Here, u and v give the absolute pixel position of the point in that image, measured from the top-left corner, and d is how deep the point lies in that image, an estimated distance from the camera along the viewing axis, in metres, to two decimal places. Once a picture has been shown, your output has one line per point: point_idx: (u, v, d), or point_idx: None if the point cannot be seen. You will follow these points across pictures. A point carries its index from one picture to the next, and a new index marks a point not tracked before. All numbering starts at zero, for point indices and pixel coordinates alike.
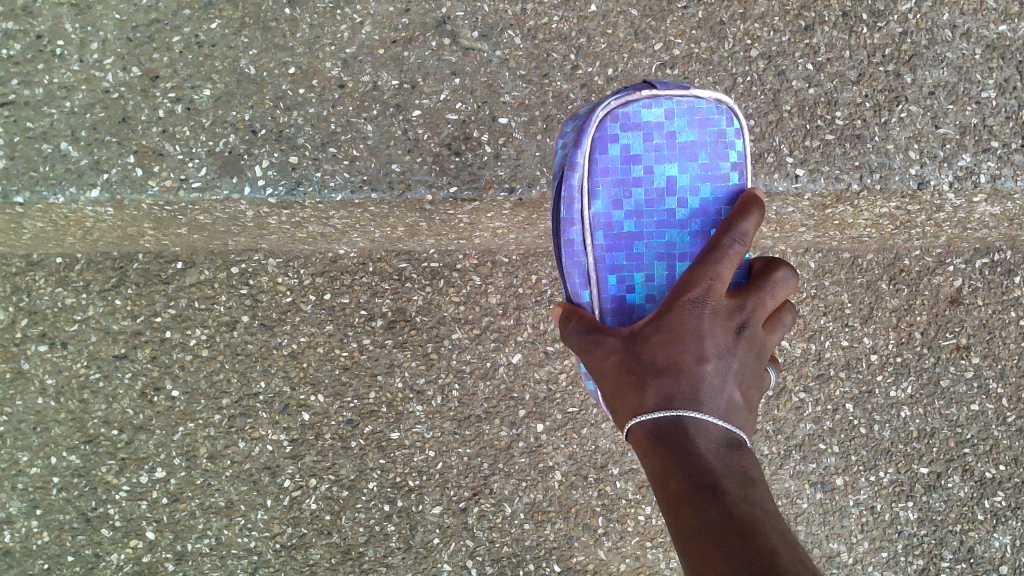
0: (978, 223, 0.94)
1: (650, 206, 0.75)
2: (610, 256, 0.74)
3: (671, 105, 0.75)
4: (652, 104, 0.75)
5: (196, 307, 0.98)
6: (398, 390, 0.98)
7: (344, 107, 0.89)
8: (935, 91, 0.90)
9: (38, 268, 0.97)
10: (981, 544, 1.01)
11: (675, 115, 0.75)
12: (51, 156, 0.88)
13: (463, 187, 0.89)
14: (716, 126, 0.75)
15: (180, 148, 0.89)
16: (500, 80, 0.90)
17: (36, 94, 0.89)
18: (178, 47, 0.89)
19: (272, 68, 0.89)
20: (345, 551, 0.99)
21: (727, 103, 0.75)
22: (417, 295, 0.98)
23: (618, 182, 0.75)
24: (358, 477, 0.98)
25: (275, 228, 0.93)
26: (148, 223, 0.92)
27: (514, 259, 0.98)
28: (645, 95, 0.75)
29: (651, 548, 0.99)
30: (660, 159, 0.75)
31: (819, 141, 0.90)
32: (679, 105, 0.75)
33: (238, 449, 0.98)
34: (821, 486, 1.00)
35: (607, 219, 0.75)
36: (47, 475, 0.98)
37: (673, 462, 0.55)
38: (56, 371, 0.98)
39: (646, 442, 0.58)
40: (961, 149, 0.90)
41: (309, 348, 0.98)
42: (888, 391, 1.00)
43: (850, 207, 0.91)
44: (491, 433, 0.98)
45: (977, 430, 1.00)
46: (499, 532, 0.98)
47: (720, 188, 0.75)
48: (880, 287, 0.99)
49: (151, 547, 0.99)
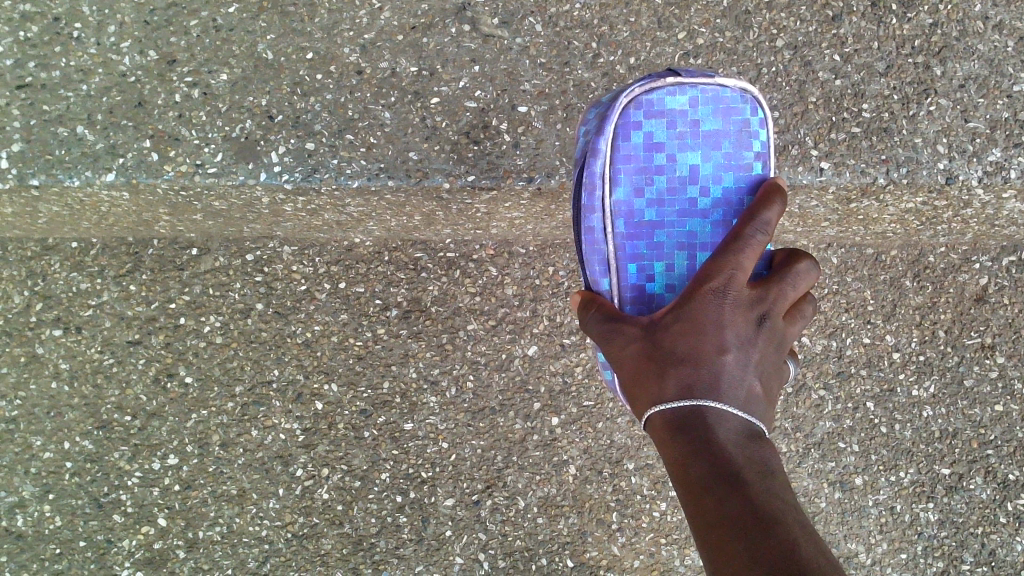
0: (1007, 220, 0.92)
1: (671, 194, 0.73)
2: (631, 244, 0.73)
3: (696, 92, 0.73)
4: (676, 91, 0.73)
5: (211, 294, 0.97)
6: (412, 381, 0.98)
7: (362, 93, 0.88)
8: (965, 85, 0.88)
9: (53, 253, 0.97)
10: (1003, 547, 0.99)
11: (699, 103, 0.73)
12: (67, 139, 0.88)
13: (481, 176, 0.88)
14: (741, 114, 0.73)
15: (196, 133, 0.88)
16: (520, 68, 0.88)
17: (53, 77, 0.89)
18: (196, 31, 0.89)
19: (289, 53, 0.89)
20: (357, 542, 0.98)
21: (752, 92, 0.73)
22: (434, 285, 0.97)
23: (640, 169, 0.74)
24: (371, 467, 0.98)
25: (291, 215, 0.92)
26: (163, 208, 0.91)
27: (531, 250, 0.96)
28: (669, 82, 0.73)
29: (666, 544, 0.98)
30: (684, 147, 0.73)
31: (845, 133, 0.88)
32: (703, 92, 0.73)
33: (251, 437, 0.98)
34: (840, 485, 0.99)
35: (628, 206, 0.74)
36: (61, 459, 0.98)
37: (692, 452, 0.54)
38: (71, 356, 0.98)
39: (665, 432, 0.57)
40: (992, 144, 0.88)
41: (324, 337, 0.98)
42: (910, 390, 0.98)
43: (876, 202, 0.89)
44: (505, 425, 0.97)
45: (1001, 430, 0.98)
46: (512, 526, 0.97)
47: (745, 178, 0.73)
48: (904, 284, 0.97)
49: (163, 534, 0.98)
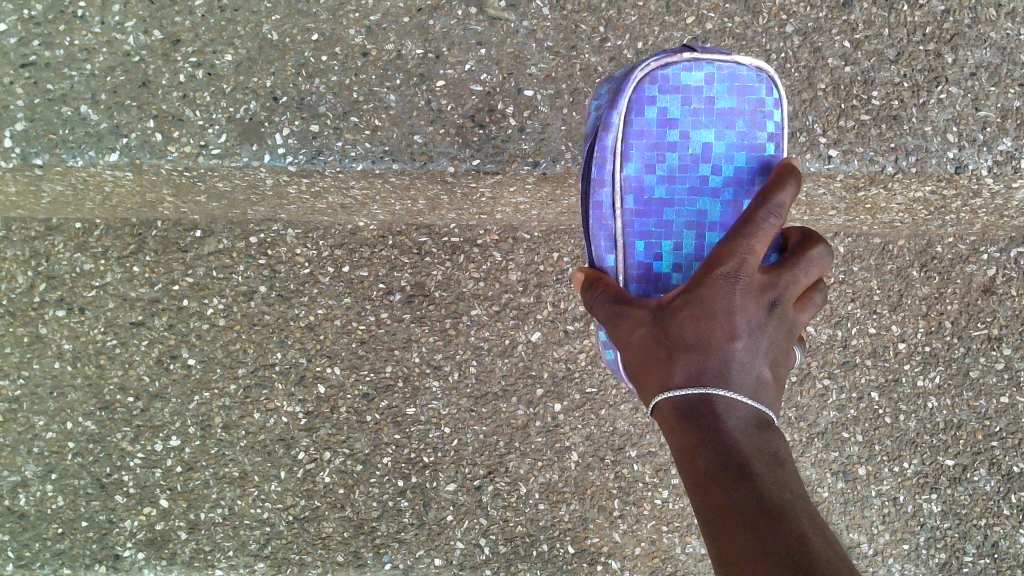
0: (1015, 210, 0.91)
1: (683, 170, 0.73)
2: (638, 220, 0.72)
3: (712, 69, 0.73)
4: (693, 67, 0.73)
5: (214, 276, 0.97)
6: (415, 365, 0.97)
7: (367, 76, 0.88)
8: (977, 73, 0.87)
9: (57, 233, 0.97)
10: (1006, 539, 0.98)
11: (715, 80, 0.73)
12: (71, 119, 0.88)
13: (486, 160, 0.88)
14: (756, 94, 0.73)
15: (200, 113, 0.88)
16: (527, 52, 0.88)
17: (56, 56, 0.88)
18: (200, 10, 0.88)
19: (295, 34, 0.88)
20: (358, 526, 0.98)
21: (768, 71, 0.73)
22: (437, 270, 0.97)
23: (651, 144, 0.73)
24: (373, 451, 0.97)
25: (295, 197, 0.92)
26: (167, 188, 0.91)
27: (536, 236, 0.96)
28: (685, 58, 0.73)
29: (667, 532, 0.98)
30: (697, 124, 0.73)
31: (854, 121, 0.87)
32: (720, 69, 0.73)
33: (253, 420, 0.98)
34: (843, 475, 0.98)
35: (637, 181, 0.73)
36: (63, 440, 0.98)
37: (702, 442, 0.54)
38: (74, 337, 0.97)
39: (674, 420, 0.57)
40: (1002, 133, 0.87)
41: (327, 320, 0.97)
42: (915, 380, 0.97)
43: (884, 190, 0.89)
44: (507, 411, 0.97)
45: (1006, 423, 0.98)
46: (514, 512, 0.97)
47: (760, 160, 0.72)
48: (911, 274, 0.96)
49: (165, 515, 0.98)
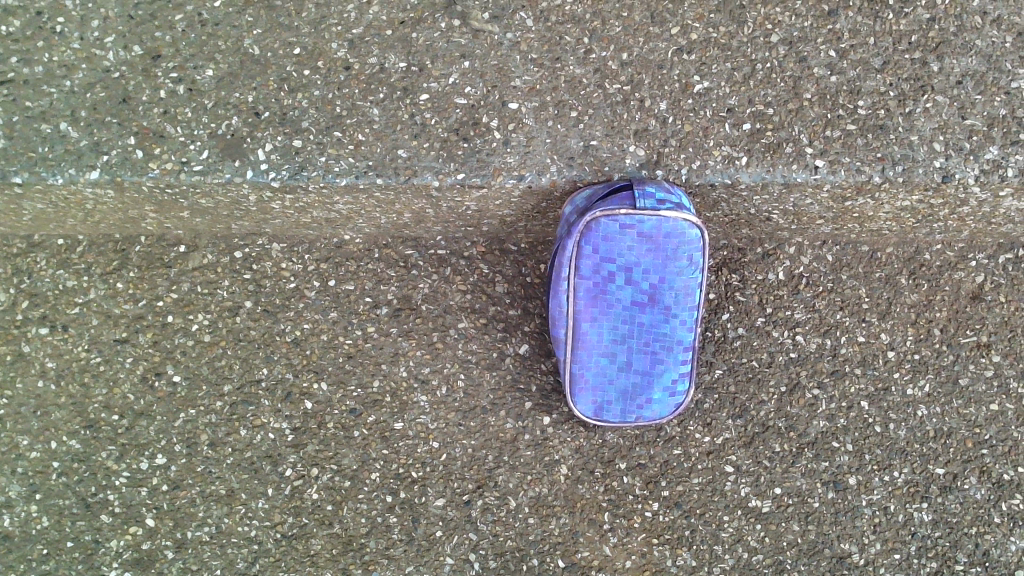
0: (1003, 218, 0.91)
1: (634, 286, 0.84)
2: (587, 312, 0.86)
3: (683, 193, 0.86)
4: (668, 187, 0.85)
5: (199, 292, 0.96)
6: (403, 379, 0.97)
7: (350, 90, 0.87)
8: (963, 81, 0.87)
9: (39, 250, 0.96)
10: (997, 547, 0.98)
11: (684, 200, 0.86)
12: (50, 136, 0.87)
13: (471, 174, 0.87)
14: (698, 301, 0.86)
15: (181, 130, 0.87)
16: (511, 64, 0.87)
17: (35, 73, 0.87)
18: (181, 25, 0.87)
19: (277, 48, 0.87)
20: (347, 542, 0.97)
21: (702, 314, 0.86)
22: (424, 283, 0.96)
23: (614, 259, 0.83)
24: (361, 467, 0.97)
25: (279, 213, 0.91)
26: (149, 205, 0.90)
27: (523, 247, 0.95)
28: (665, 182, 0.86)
29: (658, 545, 0.97)
30: (653, 271, 0.83)
31: (841, 130, 0.87)
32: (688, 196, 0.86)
33: (240, 437, 0.97)
34: (834, 485, 0.97)
35: (594, 280, 0.84)
36: (47, 459, 0.96)
37: None
38: (57, 355, 0.96)
39: None
40: (989, 142, 0.87)
41: (313, 335, 0.96)
42: (904, 389, 0.97)
43: (871, 200, 0.88)
44: (496, 424, 0.97)
45: (996, 430, 0.98)
46: (503, 526, 0.96)
47: (696, 300, 0.86)
48: (900, 282, 0.96)
49: (151, 534, 0.97)
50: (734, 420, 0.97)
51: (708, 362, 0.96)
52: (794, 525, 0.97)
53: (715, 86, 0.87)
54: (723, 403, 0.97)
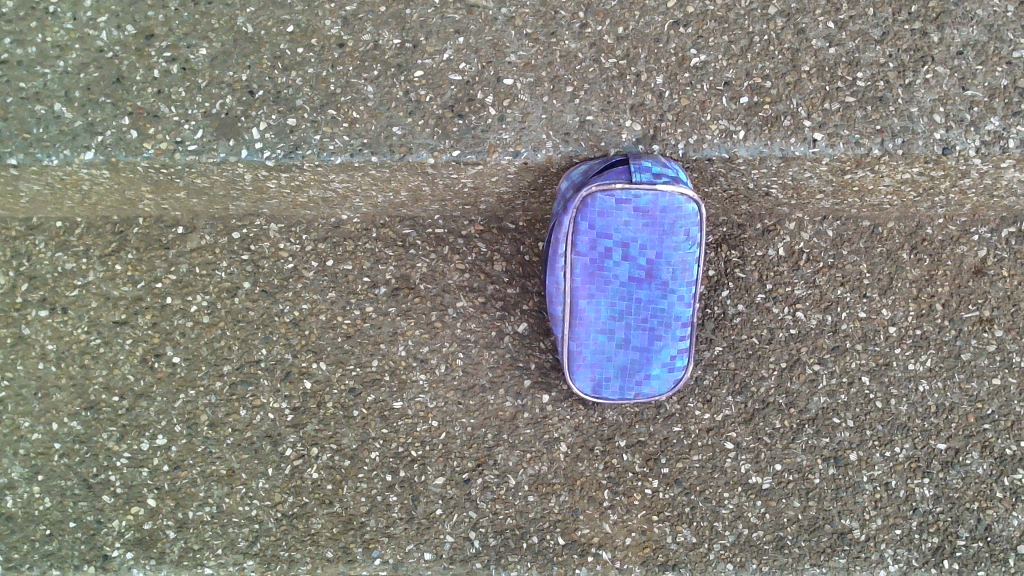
0: (1005, 190, 0.90)
1: (631, 262, 0.84)
2: (585, 289, 0.85)
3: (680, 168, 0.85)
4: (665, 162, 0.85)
5: (197, 273, 0.96)
6: (401, 359, 0.96)
7: (344, 67, 0.87)
8: (963, 51, 0.86)
9: (38, 232, 0.96)
10: (1000, 522, 0.97)
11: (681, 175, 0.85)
12: (45, 117, 0.86)
13: (466, 151, 0.86)
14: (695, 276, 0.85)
15: (176, 109, 0.87)
16: (506, 39, 0.87)
17: (29, 54, 0.87)
18: (174, 4, 0.87)
19: (270, 26, 0.87)
20: (347, 521, 0.97)
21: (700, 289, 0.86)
22: (422, 262, 0.96)
23: (611, 234, 0.83)
24: (361, 446, 0.97)
25: (275, 192, 0.91)
26: (145, 186, 0.90)
27: (521, 225, 0.95)
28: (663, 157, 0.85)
29: (658, 522, 0.96)
30: (650, 246, 0.83)
31: (839, 103, 0.86)
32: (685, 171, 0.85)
33: (239, 417, 0.97)
34: (834, 461, 0.97)
35: (591, 256, 0.84)
36: (49, 440, 0.97)
37: None
38: (57, 337, 0.96)
39: None
40: (990, 112, 0.86)
41: (311, 315, 0.96)
42: (906, 364, 0.96)
43: (871, 172, 0.87)
44: (495, 403, 0.97)
45: (998, 405, 0.97)
46: (503, 504, 0.96)
47: (694, 275, 0.85)
48: (901, 257, 0.95)
49: (152, 514, 0.97)
50: (734, 397, 0.96)
51: (708, 339, 0.96)
52: (795, 501, 0.97)
53: (712, 59, 0.86)
54: (723, 379, 0.96)
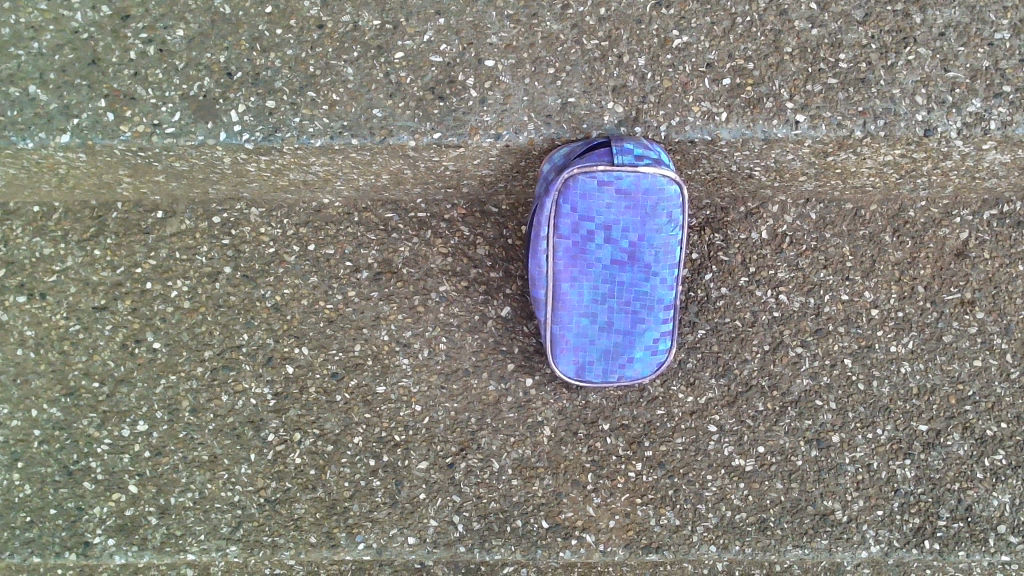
0: (987, 172, 0.90)
1: (614, 244, 0.84)
2: (567, 272, 0.85)
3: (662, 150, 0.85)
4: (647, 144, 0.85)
5: (177, 258, 0.95)
6: (384, 343, 0.96)
7: (323, 49, 0.86)
8: (945, 33, 0.86)
9: (15, 217, 0.95)
10: (980, 503, 0.98)
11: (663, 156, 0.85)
12: (19, 100, 0.85)
13: (447, 133, 0.85)
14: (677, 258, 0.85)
15: (153, 91, 0.85)
16: (487, 20, 0.86)
17: (2, 35, 0.85)
18: None
19: (248, 7, 0.86)
20: (331, 506, 0.96)
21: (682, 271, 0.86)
22: (404, 246, 0.95)
23: (593, 217, 0.82)
24: (343, 431, 0.96)
25: (255, 175, 0.90)
26: (123, 169, 0.89)
27: (504, 209, 0.95)
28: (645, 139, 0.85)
29: (642, 505, 0.97)
30: (633, 228, 0.83)
31: (821, 85, 0.86)
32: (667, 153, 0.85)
33: (221, 403, 0.96)
34: (817, 443, 0.97)
35: (574, 239, 0.83)
36: (29, 427, 0.96)
37: None
38: (36, 323, 0.95)
39: None
40: (972, 94, 0.85)
41: (293, 300, 0.96)
42: (888, 346, 0.97)
43: (853, 154, 0.87)
44: (478, 387, 0.96)
45: (979, 386, 0.97)
46: (486, 488, 0.96)
47: (677, 257, 0.85)
48: (883, 240, 0.96)
49: (134, 500, 0.96)
50: (717, 380, 0.97)
51: (691, 322, 0.96)
52: (777, 483, 0.97)
53: (695, 41, 0.86)
54: (706, 362, 0.96)
